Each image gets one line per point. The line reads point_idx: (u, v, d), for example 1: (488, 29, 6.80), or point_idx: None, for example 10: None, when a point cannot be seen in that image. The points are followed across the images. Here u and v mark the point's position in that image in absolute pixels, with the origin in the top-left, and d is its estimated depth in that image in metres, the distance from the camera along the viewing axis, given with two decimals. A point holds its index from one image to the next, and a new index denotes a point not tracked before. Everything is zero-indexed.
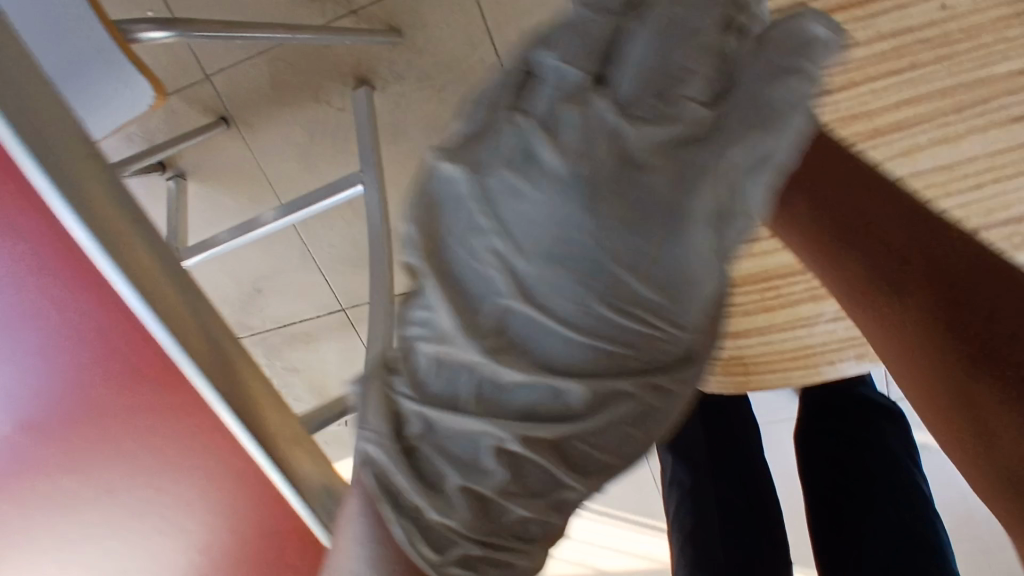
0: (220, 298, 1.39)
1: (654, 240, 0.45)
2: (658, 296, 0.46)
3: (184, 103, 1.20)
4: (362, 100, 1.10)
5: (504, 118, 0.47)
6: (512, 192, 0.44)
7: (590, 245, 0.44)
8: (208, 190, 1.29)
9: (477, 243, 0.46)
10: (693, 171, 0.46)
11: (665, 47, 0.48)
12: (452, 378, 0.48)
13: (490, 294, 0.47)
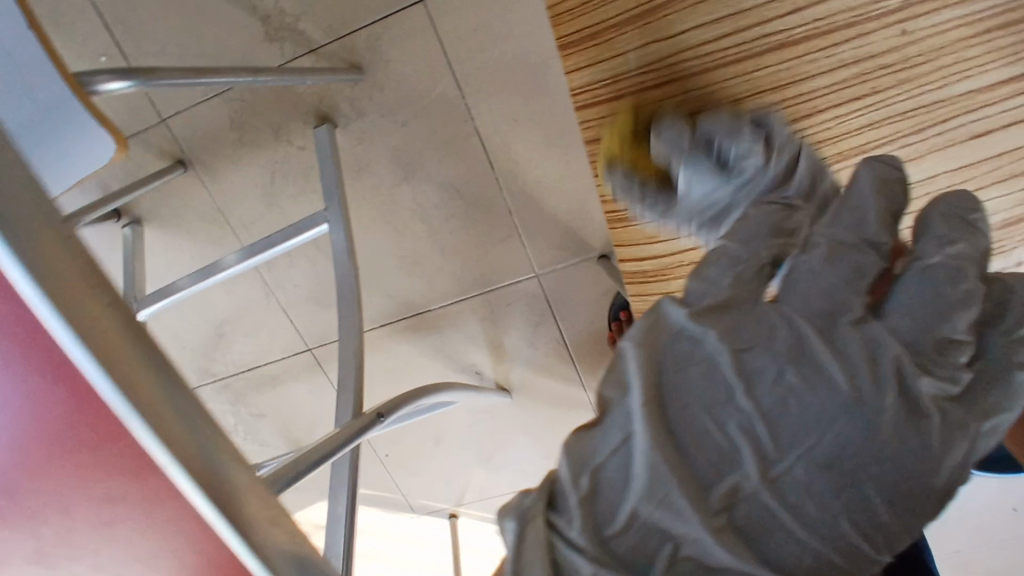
0: (181, 345, 1.35)
1: (894, 475, 0.43)
2: (881, 502, 0.43)
3: (141, 147, 1.17)
4: (324, 137, 1.09)
5: (770, 309, 0.46)
6: (784, 388, 0.44)
7: (851, 451, 0.43)
8: (166, 235, 1.25)
9: (723, 414, 0.44)
10: (934, 420, 0.44)
11: (931, 295, 0.45)
12: (644, 541, 0.42)
13: (723, 457, 0.43)
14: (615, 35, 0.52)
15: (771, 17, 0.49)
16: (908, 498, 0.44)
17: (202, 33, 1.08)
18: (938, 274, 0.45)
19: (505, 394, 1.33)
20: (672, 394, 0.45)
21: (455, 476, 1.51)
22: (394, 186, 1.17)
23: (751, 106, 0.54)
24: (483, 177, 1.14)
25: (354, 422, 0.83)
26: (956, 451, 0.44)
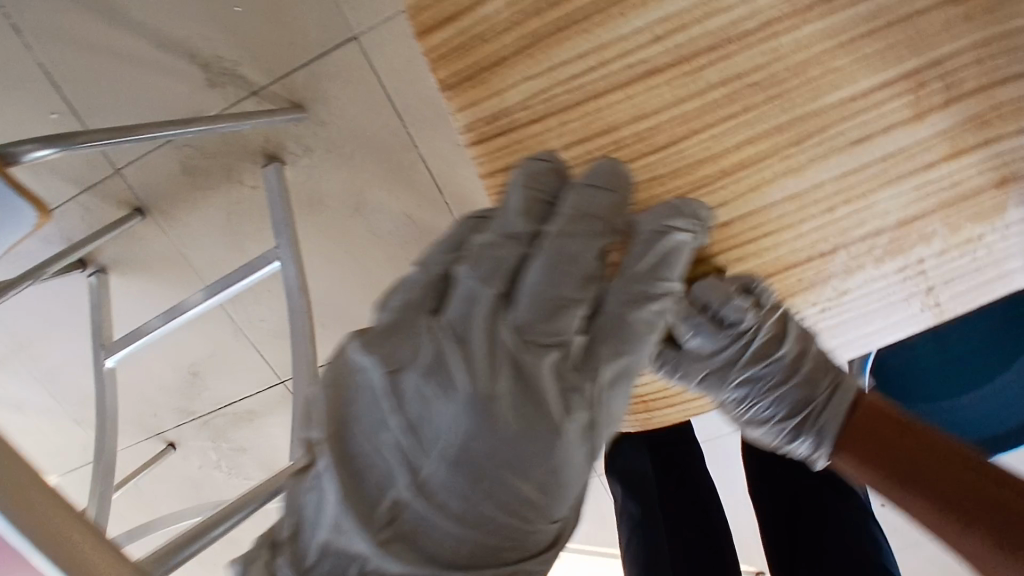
0: (157, 387, 1.37)
1: (515, 466, 0.57)
2: (514, 482, 0.57)
3: (98, 199, 1.19)
4: (273, 177, 1.11)
5: (420, 323, 0.62)
6: (422, 398, 0.58)
7: (478, 449, 0.56)
8: (131, 280, 1.28)
9: (384, 433, 0.57)
10: (547, 397, 0.59)
11: (553, 270, 0.63)
12: (337, 564, 0.53)
13: (384, 480, 0.56)
14: (494, 75, 0.55)
15: (636, 47, 0.52)
16: (545, 474, 0.58)
17: (147, 85, 1.10)
18: (563, 250, 0.63)
19: None
20: (353, 419, 0.58)
21: None
22: (348, 218, 1.19)
23: (632, 132, 0.56)
24: (432, 202, 1.16)
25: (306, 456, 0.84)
26: (578, 410, 0.61)
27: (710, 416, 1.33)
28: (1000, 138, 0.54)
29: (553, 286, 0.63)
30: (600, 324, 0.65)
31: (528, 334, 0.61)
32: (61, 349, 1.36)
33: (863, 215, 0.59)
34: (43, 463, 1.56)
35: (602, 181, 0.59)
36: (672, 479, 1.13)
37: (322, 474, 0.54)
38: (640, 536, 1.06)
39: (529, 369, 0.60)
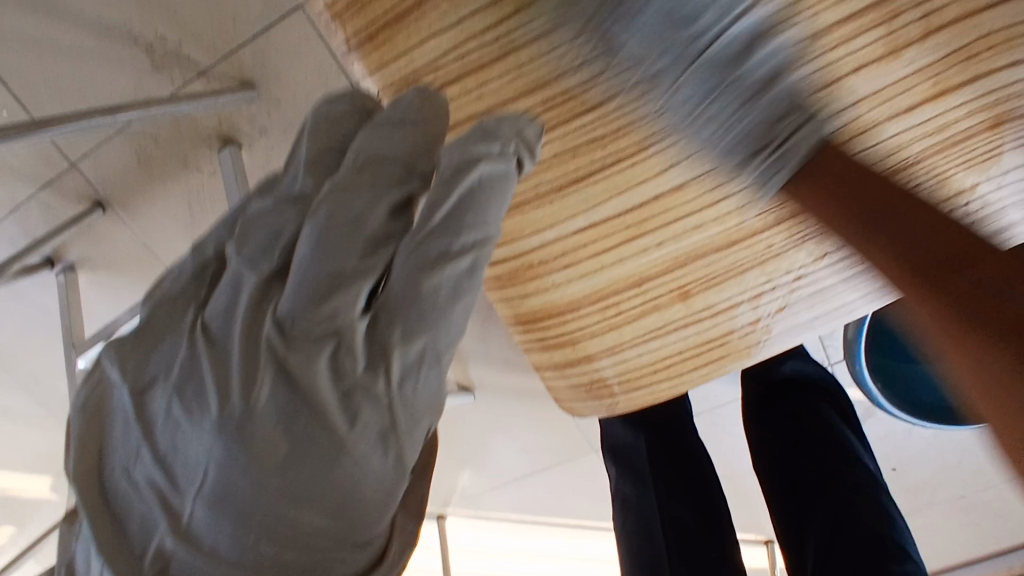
0: None
1: (297, 493, 0.53)
2: (292, 513, 0.53)
3: (55, 196, 1.14)
4: (229, 161, 1.06)
5: (183, 322, 0.60)
6: (173, 423, 0.56)
7: (235, 486, 0.53)
8: (101, 277, 1.24)
9: (136, 469, 0.57)
10: (324, 400, 0.53)
11: (324, 243, 0.52)
12: None
13: (146, 518, 0.57)
14: (397, 32, 0.48)
15: None
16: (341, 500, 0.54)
17: (88, 72, 1.04)
18: (343, 218, 0.52)
19: (467, 395, 1.29)
20: (110, 448, 0.60)
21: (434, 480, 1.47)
22: None
23: (561, 90, 0.49)
24: None
25: None
26: (364, 414, 0.54)
27: (705, 386, 1.28)
28: (992, 72, 0.48)
29: (330, 275, 0.52)
30: (385, 302, 0.53)
31: (302, 325, 0.53)
32: (41, 350, 1.34)
33: (848, 167, 0.52)
34: (39, 465, 1.55)
35: (410, 117, 0.50)
36: (676, 457, 1.06)
37: (87, 536, 0.58)
38: (637, 517, 1.02)
39: (302, 373, 0.53)
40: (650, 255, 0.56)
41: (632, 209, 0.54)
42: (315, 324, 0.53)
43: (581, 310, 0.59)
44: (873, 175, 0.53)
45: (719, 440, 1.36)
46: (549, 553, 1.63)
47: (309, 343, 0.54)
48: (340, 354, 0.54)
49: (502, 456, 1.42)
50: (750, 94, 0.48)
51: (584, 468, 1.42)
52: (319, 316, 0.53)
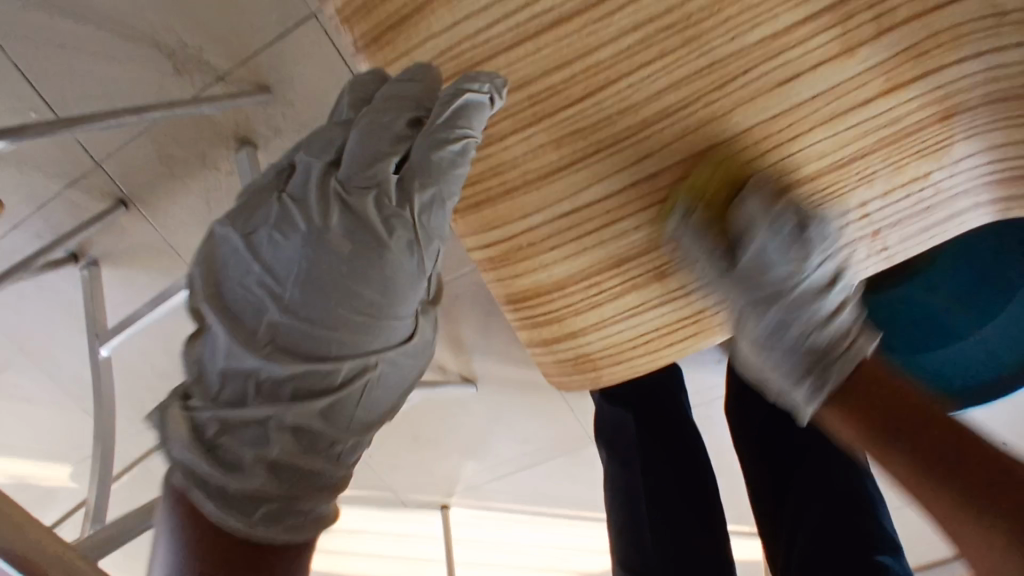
0: (156, 374, 1.40)
1: (354, 287, 0.64)
2: (355, 315, 0.64)
3: (82, 194, 1.21)
4: (246, 161, 1.12)
5: (268, 197, 0.67)
6: (275, 243, 0.64)
7: (316, 271, 0.63)
8: (123, 271, 1.31)
9: (247, 281, 0.64)
10: (375, 226, 0.63)
11: (368, 133, 0.65)
12: (232, 389, 0.63)
13: (256, 307, 0.64)
14: (398, 34, 0.53)
15: None
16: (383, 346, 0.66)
17: (114, 77, 1.11)
18: (381, 122, 0.64)
19: (469, 385, 1.34)
20: (224, 290, 0.66)
21: (438, 470, 1.52)
22: None
23: (545, 86, 0.54)
24: None
25: None
26: (399, 237, 0.64)
27: (700, 380, 1.33)
28: (946, 66, 0.52)
29: (376, 139, 0.64)
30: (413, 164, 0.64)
31: (352, 180, 0.65)
32: (65, 341, 1.41)
33: (804, 155, 0.57)
34: (60, 453, 1.62)
35: (410, 75, 0.57)
36: (664, 442, 1.11)
37: (210, 336, 0.63)
38: (623, 494, 1.07)
39: (356, 210, 0.64)
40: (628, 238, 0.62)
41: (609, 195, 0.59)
42: (366, 173, 0.65)
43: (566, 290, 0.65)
44: (830, 163, 0.58)
45: (714, 432, 1.40)
46: (549, 544, 1.67)
47: (358, 190, 0.64)
48: (385, 197, 0.64)
49: (503, 446, 1.47)
50: (713, 87, 0.53)
51: (583, 458, 1.47)
52: (366, 172, 0.64)
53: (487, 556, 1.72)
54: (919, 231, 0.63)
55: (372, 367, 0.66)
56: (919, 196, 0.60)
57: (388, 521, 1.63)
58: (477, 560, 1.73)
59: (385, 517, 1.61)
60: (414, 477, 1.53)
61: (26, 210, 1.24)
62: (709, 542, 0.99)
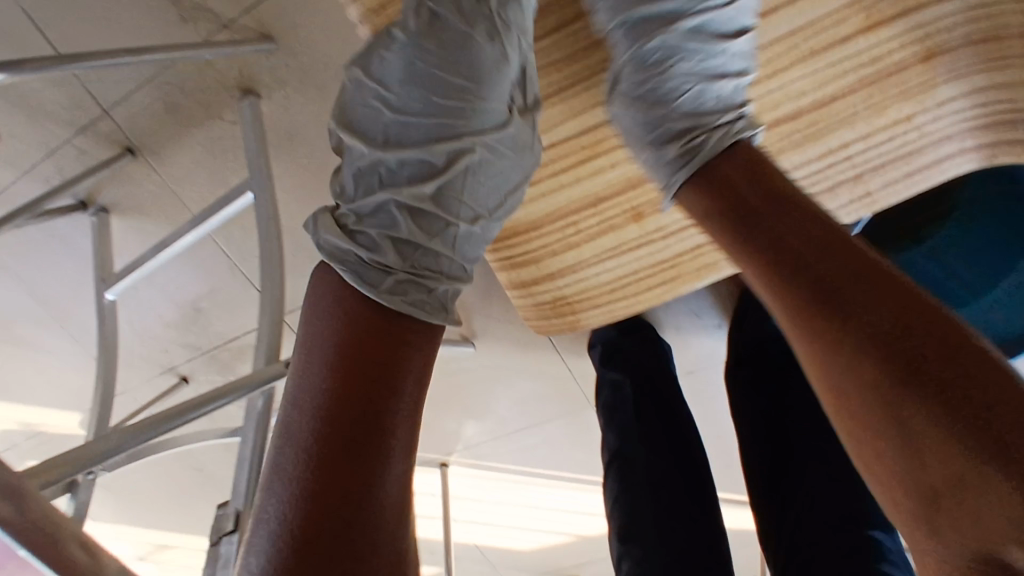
0: (162, 323, 1.43)
1: (451, 86, 0.63)
2: (453, 114, 0.63)
3: (91, 140, 1.23)
4: (249, 111, 1.12)
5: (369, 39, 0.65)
6: (373, 73, 0.64)
7: (415, 82, 0.63)
8: (131, 220, 1.34)
9: (361, 115, 0.65)
10: (462, 26, 0.63)
11: None
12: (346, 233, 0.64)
13: (369, 134, 0.65)
14: None
15: None
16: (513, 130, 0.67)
17: (122, 23, 1.12)
18: None
19: (468, 344, 1.35)
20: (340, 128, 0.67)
21: (437, 428, 1.54)
22: (324, 151, 1.20)
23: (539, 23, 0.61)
24: None
25: (263, 370, 0.87)
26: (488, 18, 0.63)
27: (699, 347, 1.31)
28: (924, 6, 0.56)
29: None
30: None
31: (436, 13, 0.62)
32: (75, 288, 1.44)
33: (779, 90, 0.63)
34: (71, 400, 1.67)
35: None
36: (658, 416, 1.10)
37: (350, 166, 0.65)
38: (617, 463, 1.05)
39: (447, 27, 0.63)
40: (605, 175, 0.73)
41: (591, 129, 0.70)
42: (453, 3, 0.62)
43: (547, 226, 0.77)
44: (804, 99, 0.63)
45: (710, 399, 1.40)
46: (545, 507, 1.69)
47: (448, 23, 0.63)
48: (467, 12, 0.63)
49: (501, 406, 1.48)
50: None
51: (579, 420, 1.48)
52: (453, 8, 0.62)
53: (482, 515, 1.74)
54: (883, 183, 0.69)
55: (479, 142, 0.65)
56: (887, 136, 0.65)
57: None
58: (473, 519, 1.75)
59: None
60: None
61: (39, 156, 1.27)
62: (706, 513, 0.98)
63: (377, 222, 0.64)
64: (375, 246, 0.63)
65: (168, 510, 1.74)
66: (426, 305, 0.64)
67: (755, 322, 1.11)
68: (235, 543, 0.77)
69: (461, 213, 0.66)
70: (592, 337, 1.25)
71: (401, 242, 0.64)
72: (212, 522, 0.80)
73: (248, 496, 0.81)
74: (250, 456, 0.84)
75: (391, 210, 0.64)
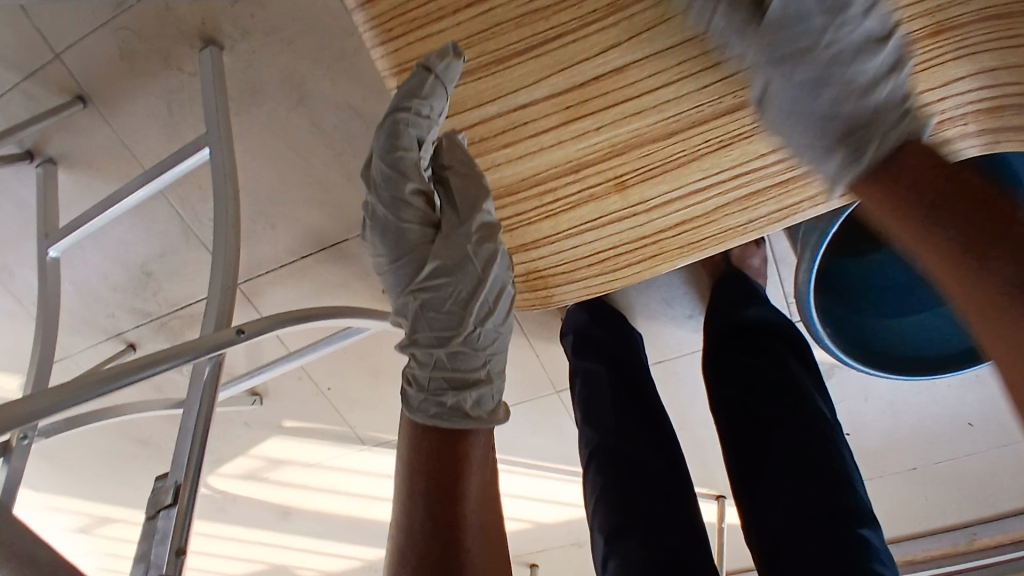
0: (109, 286, 1.35)
1: (433, 248, 0.76)
2: (436, 265, 0.76)
3: (38, 85, 1.14)
4: (209, 62, 1.05)
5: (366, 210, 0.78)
6: (375, 244, 0.78)
7: (398, 248, 0.77)
8: (80, 174, 1.25)
9: (383, 279, 0.80)
10: (411, 195, 0.74)
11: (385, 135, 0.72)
12: (411, 372, 0.81)
13: (394, 295, 0.80)
14: None
15: None
16: (463, 255, 0.76)
17: None
18: (382, 139, 0.72)
19: None
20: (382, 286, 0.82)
21: (396, 410, 1.48)
22: (290, 111, 1.13)
23: None
24: (377, 93, 1.10)
25: (211, 337, 0.81)
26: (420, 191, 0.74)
27: (669, 336, 1.29)
28: None
29: (393, 148, 0.72)
30: (404, 151, 0.72)
31: (388, 183, 0.74)
32: (16, 244, 1.35)
33: None
34: (11, 363, 1.57)
35: (392, 132, 0.71)
36: (632, 402, 1.06)
37: (396, 317, 0.82)
38: (593, 459, 1.00)
39: (399, 205, 0.74)
40: (589, 138, 0.72)
41: (579, 86, 0.68)
42: (393, 168, 0.73)
43: (523, 192, 0.78)
44: None
45: (678, 389, 1.37)
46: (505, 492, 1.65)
47: (399, 194, 0.74)
48: (406, 180, 0.73)
49: None
50: None
51: (544, 405, 1.44)
52: (393, 180, 0.73)
53: None
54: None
55: (477, 287, 0.77)
56: None
57: (343, 458, 1.59)
58: None
59: (340, 453, 1.58)
60: (371, 414, 1.49)
61: None
62: (687, 501, 0.95)
63: (422, 360, 0.79)
64: (416, 383, 0.80)
65: (111, 483, 1.66)
66: (454, 415, 0.79)
67: (734, 305, 1.08)
68: (172, 517, 0.71)
69: (473, 343, 0.79)
70: (563, 324, 1.18)
71: (427, 372, 0.79)
72: (148, 496, 0.74)
73: (186, 469, 0.75)
74: (193, 426, 0.78)
75: (414, 353, 0.80)
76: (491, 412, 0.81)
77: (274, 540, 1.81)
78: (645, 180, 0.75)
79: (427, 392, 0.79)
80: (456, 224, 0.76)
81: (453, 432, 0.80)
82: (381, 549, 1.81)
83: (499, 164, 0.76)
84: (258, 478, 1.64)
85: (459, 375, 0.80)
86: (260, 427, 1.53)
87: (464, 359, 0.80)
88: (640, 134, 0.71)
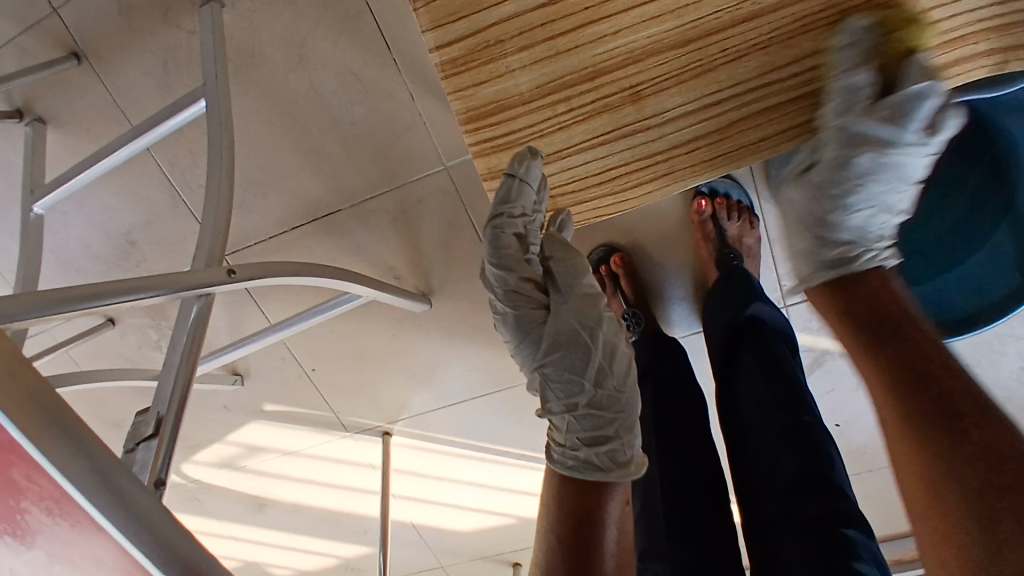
0: (91, 255, 1.32)
1: (556, 319, 0.81)
2: (560, 333, 0.81)
3: (34, 40, 1.13)
4: (208, 18, 1.03)
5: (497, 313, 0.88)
6: (512, 339, 0.85)
7: (528, 331, 0.84)
8: (69, 135, 1.22)
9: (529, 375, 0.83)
10: (523, 274, 0.82)
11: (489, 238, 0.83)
12: (561, 439, 0.81)
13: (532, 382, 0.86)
14: None
15: None
16: (573, 324, 0.80)
17: None
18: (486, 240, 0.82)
19: (424, 301, 1.28)
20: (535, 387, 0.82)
21: (382, 395, 1.44)
22: (289, 74, 1.11)
23: None
24: (378, 59, 1.08)
25: (200, 273, 0.78)
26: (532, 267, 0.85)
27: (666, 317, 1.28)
28: None
29: (494, 241, 0.82)
30: (507, 239, 0.82)
31: (500, 269, 0.82)
32: None
33: None
34: None
35: (492, 234, 0.82)
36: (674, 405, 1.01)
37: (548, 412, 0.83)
38: (638, 485, 0.92)
39: (519, 288, 0.82)
40: (605, 44, 0.68)
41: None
42: (505, 257, 0.82)
43: (535, 103, 0.74)
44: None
45: None
46: (490, 485, 1.61)
47: (514, 274, 0.82)
48: (512, 264, 0.82)
49: (452, 374, 1.40)
50: None
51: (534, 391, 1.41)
52: (503, 267, 0.82)
53: (421, 492, 1.64)
54: (890, 86, 0.73)
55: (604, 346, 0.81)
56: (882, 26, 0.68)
57: (324, 445, 1.54)
58: (411, 496, 1.66)
59: (322, 440, 1.53)
60: (357, 398, 1.45)
61: None
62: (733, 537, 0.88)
63: (565, 422, 0.81)
64: (556, 442, 0.82)
65: None
66: (587, 469, 0.78)
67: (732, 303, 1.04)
68: (153, 449, 0.68)
69: (607, 394, 0.80)
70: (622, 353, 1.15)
71: (566, 433, 0.81)
72: (128, 428, 0.71)
73: (169, 402, 0.71)
74: (177, 361, 0.75)
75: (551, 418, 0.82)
76: (624, 466, 0.78)
77: (248, 534, 1.74)
78: (662, 89, 0.72)
79: (564, 446, 0.81)
80: (562, 301, 0.82)
81: (596, 488, 0.79)
82: (359, 545, 1.76)
83: (507, 73, 0.70)
84: (236, 467, 1.58)
85: (596, 429, 0.80)
86: (240, 411, 1.48)
87: (599, 412, 0.80)
88: (659, 38, 0.68)
